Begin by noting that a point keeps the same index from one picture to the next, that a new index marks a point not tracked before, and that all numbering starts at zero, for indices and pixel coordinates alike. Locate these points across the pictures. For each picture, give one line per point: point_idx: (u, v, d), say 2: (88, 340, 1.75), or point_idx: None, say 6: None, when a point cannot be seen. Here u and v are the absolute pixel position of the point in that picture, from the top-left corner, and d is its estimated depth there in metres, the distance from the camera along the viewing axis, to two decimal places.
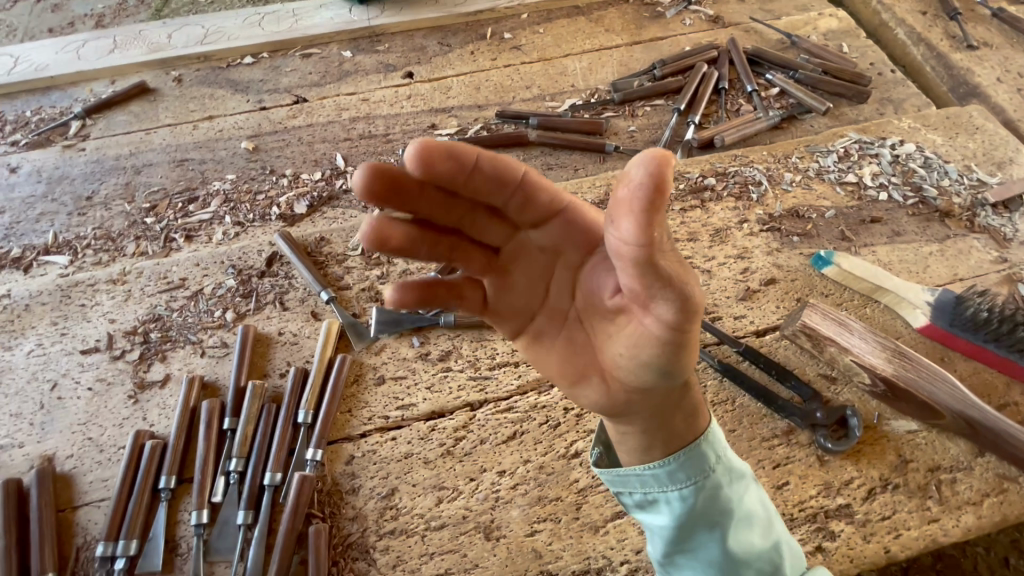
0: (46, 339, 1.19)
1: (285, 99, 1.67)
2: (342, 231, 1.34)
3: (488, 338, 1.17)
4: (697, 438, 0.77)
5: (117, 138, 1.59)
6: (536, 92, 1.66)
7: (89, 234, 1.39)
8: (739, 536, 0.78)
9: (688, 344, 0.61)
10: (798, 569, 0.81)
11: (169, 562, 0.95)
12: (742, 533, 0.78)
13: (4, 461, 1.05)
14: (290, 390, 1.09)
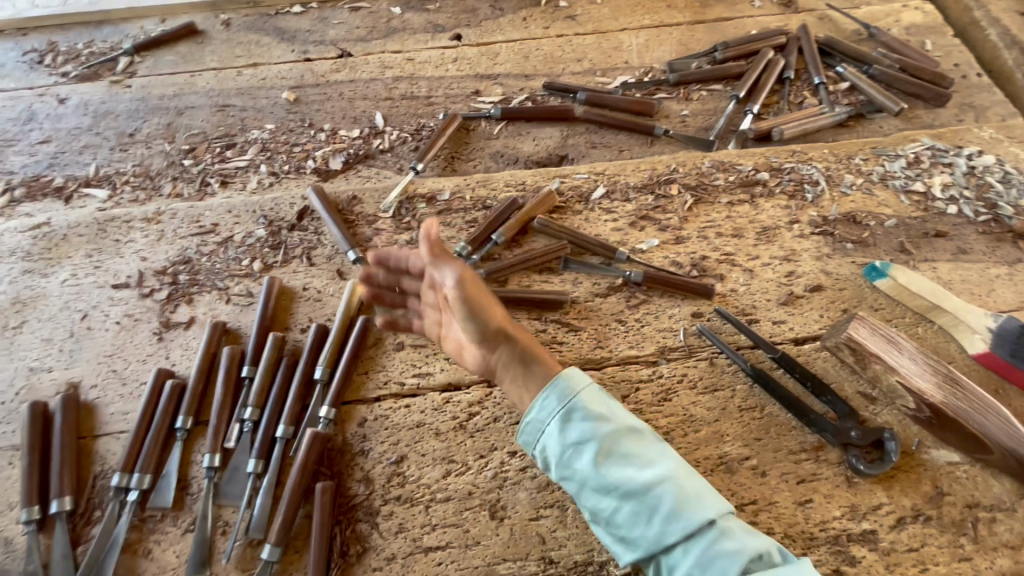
0: (80, 269, 1.21)
1: (330, 52, 1.63)
2: (375, 191, 1.31)
3: (512, 315, 1.14)
4: (550, 378, 0.94)
5: (162, 78, 1.59)
6: (587, 66, 1.58)
7: (129, 171, 1.41)
8: (615, 469, 0.86)
9: (473, 304, 0.92)
10: (701, 508, 0.83)
11: (180, 500, 0.96)
12: (619, 467, 0.86)
13: (33, 383, 1.08)
14: (309, 346, 1.08)
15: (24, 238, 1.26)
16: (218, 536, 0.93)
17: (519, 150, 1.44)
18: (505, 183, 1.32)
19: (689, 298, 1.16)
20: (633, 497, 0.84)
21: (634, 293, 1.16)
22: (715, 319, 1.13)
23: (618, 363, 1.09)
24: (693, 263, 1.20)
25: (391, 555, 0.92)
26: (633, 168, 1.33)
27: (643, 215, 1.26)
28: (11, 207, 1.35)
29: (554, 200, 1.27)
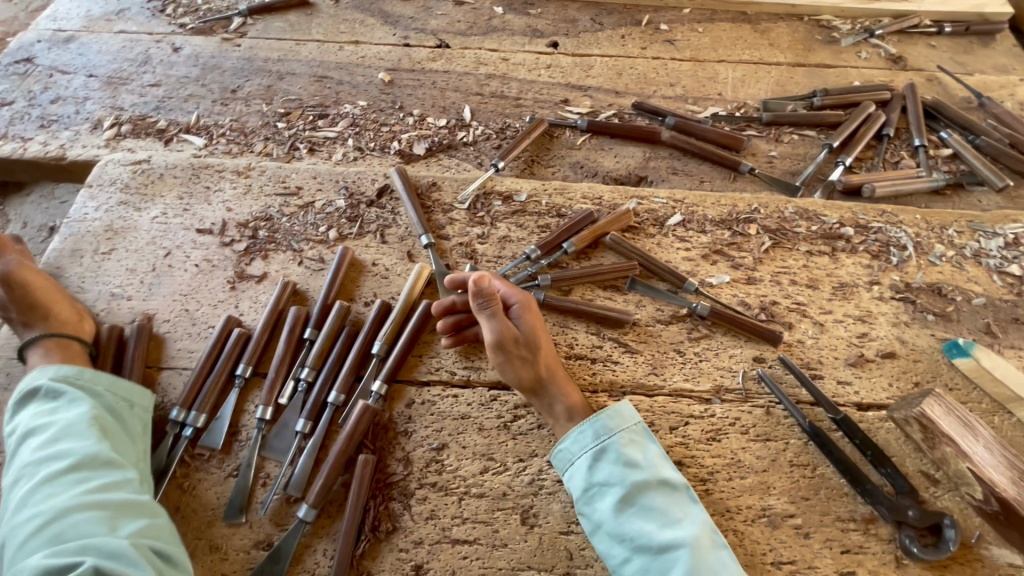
0: (170, 210, 1.27)
1: (429, 41, 1.67)
2: (454, 181, 1.33)
3: (571, 326, 1.14)
4: (588, 419, 0.93)
5: (269, 42, 1.66)
6: (679, 92, 1.57)
7: (227, 125, 1.48)
8: (632, 519, 0.85)
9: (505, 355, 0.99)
10: None
11: (228, 444, 1.00)
12: (636, 518, 0.85)
13: (113, 307, 1.14)
14: (371, 321, 1.10)
15: (125, 171, 1.33)
16: (258, 487, 0.97)
17: (599, 164, 1.43)
18: (582, 195, 1.32)
19: (753, 341, 1.13)
20: (646, 552, 0.82)
21: (697, 325, 1.14)
22: (777, 368, 1.10)
23: (671, 393, 1.07)
24: (761, 306, 1.17)
25: (419, 539, 0.93)
26: (713, 201, 1.31)
27: (717, 249, 1.24)
28: (116, 141, 1.44)
29: (629, 219, 1.26)
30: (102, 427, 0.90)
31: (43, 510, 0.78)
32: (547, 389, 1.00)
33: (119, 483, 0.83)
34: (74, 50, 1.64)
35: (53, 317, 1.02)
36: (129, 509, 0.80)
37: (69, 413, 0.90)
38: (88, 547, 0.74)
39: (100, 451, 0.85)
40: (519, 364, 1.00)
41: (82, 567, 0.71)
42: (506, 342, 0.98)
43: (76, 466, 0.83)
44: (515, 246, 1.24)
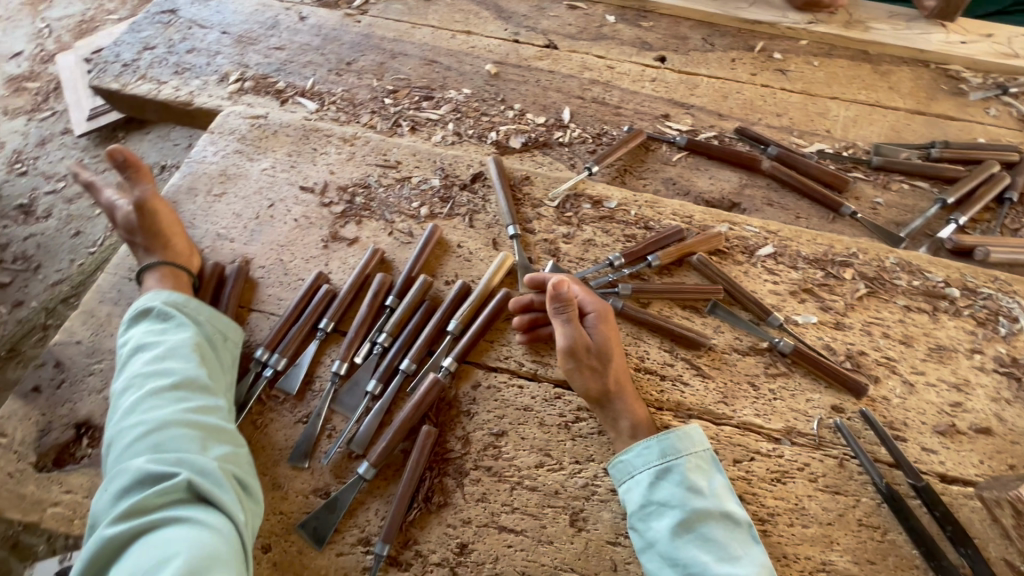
0: (279, 165, 1.35)
1: (539, 40, 1.69)
2: (546, 178, 1.35)
3: (644, 339, 1.12)
4: (655, 436, 0.92)
5: (387, 21, 1.73)
6: (785, 123, 1.53)
7: (339, 94, 1.55)
8: (688, 546, 0.82)
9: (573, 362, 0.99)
10: None
11: (302, 391, 1.05)
12: (692, 546, 0.82)
13: (216, 246, 1.21)
14: (450, 299, 1.13)
15: (243, 123, 1.42)
16: (323, 437, 1.01)
17: (693, 184, 1.41)
18: (673, 211, 1.30)
19: (834, 388, 1.08)
20: None
21: (776, 361, 1.10)
22: (856, 420, 1.05)
23: (739, 425, 1.04)
24: (847, 353, 1.12)
25: (467, 519, 0.94)
26: (809, 238, 1.27)
27: (807, 287, 1.20)
28: (238, 95, 1.54)
29: (719, 242, 1.24)
30: (202, 355, 0.97)
31: (147, 418, 0.86)
32: (613, 403, 0.98)
33: (212, 408, 0.91)
34: (213, 7, 1.77)
35: (174, 247, 1.12)
36: (217, 434, 0.87)
37: (176, 336, 0.98)
38: (183, 460, 0.81)
39: (199, 377, 0.93)
40: (587, 373, 0.99)
41: (179, 477, 0.78)
42: (576, 349, 0.98)
43: (179, 385, 0.91)
44: (598, 251, 1.23)
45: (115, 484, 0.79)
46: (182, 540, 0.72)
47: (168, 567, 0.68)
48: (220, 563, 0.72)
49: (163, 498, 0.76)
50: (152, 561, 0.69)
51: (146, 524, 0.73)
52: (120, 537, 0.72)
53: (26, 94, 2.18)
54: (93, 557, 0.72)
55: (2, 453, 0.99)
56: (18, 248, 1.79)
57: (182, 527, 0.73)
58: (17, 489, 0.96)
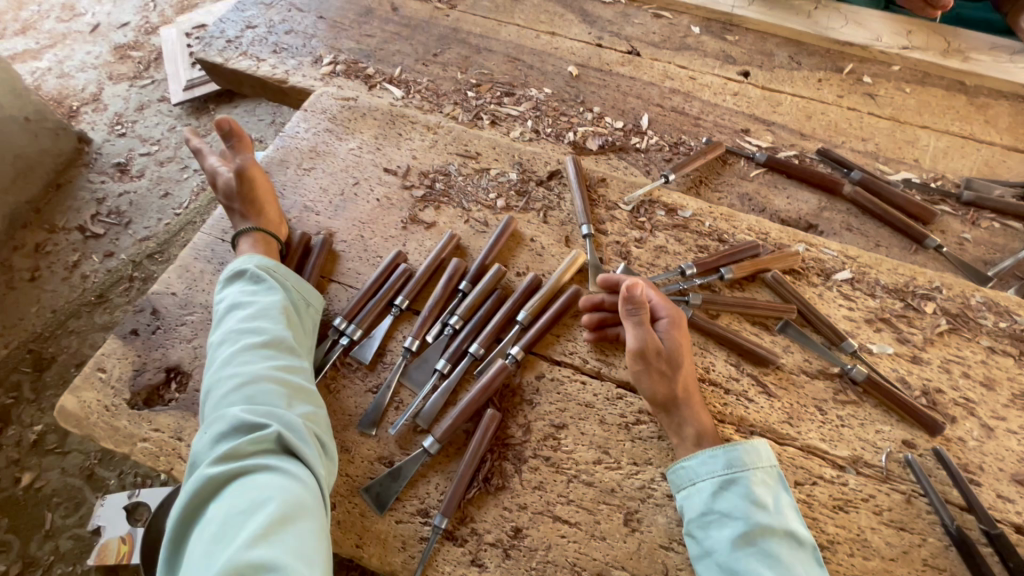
0: (365, 146, 1.41)
1: (621, 46, 1.70)
2: (622, 182, 1.36)
3: (711, 350, 1.12)
4: (722, 446, 0.92)
5: (474, 17, 1.77)
6: (870, 148, 1.49)
7: (424, 83, 1.60)
8: (748, 559, 0.82)
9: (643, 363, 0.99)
10: None
11: (374, 362, 1.10)
12: (753, 560, 0.82)
13: (303, 217, 1.28)
14: (521, 290, 1.15)
15: (334, 104, 1.48)
16: (391, 409, 1.05)
17: (769, 202, 1.40)
18: (748, 226, 1.29)
19: (906, 422, 1.05)
20: None
21: (846, 388, 1.08)
22: (928, 458, 1.01)
23: (803, 448, 1.02)
24: (923, 389, 1.08)
25: (523, 505, 0.96)
26: (890, 267, 1.23)
27: (884, 317, 1.17)
28: (330, 77, 1.61)
29: (795, 262, 1.22)
30: (289, 318, 1.03)
31: (242, 371, 0.91)
32: (680, 409, 0.98)
33: (297, 369, 0.96)
34: None
35: (267, 214, 1.19)
36: (302, 395, 0.93)
37: (267, 297, 1.03)
38: (274, 414, 0.87)
39: (287, 339, 0.99)
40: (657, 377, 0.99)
41: (271, 430, 0.83)
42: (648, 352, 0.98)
43: (269, 344, 0.96)
44: (670, 259, 1.24)
45: (211, 428, 0.85)
46: (273, 488, 0.77)
47: (262, 510, 0.74)
48: (305, 513, 0.77)
49: (257, 447, 0.82)
50: (247, 503, 0.75)
51: (241, 469, 0.79)
52: (218, 477, 0.78)
53: (130, 62, 2.41)
54: (192, 492, 0.77)
55: (101, 387, 1.07)
56: (113, 203, 2.06)
57: (273, 475, 0.79)
58: (111, 422, 1.03)
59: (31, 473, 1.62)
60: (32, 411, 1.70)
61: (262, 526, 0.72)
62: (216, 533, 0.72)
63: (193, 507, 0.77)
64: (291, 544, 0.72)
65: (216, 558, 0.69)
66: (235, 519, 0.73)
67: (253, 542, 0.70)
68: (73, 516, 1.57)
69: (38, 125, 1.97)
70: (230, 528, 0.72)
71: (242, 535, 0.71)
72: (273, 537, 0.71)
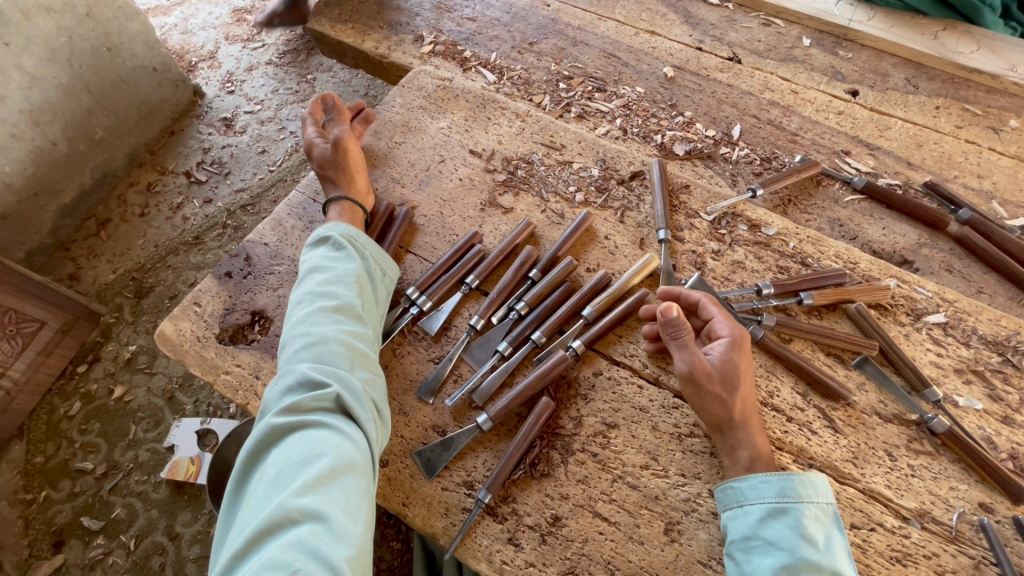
0: (455, 126, 1.45)
1: (723, 51, 1.65)
2: (706, 191, 1.32)
3: (778, 374, 1.08)
4: (778, 474, 0.90)
5: (575, 9, 1.76)
6: (986, 187, 1.37)
7: (518, 71, 1.62)
8: None
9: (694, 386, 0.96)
10: None
11: (438, 334, 1.15)
12: None
13: (389, 188, 1.34)
14: (590, 286, 1.15)
15: (430, 83, 1.53)
16: (449, 380, 1.10)
17: (862, 230, 1.32)
18: (836, 253, 1.23)
19: (986, 484, 0.98)
20: None
21: (922, 437, 1.02)
22: (1006, 526, 0.94)
23: (863, 491, 0.97)
24: (1011, 453, 1.00)
25: (565, 495, 0.97)
26: (991, 317, 1.14)
27: (976, 368, 1.08)
28: (428, 57, 1.66)
29: (884, 297, 1.15)
30: (362, 286, 1.07)
31: (313, 330, 0.97)
32: (737, 432, 0.95)
33: (362, 336, 1.01)
34: None
35: (359, 184, 1.25)
36: (363, 360, 0.98)
37: (345, 266, 1.08)
38: (337, 375, 0.91)
39: (355, 305, 1.03)
40: (713, 399, 0.96)
41: (332, 389, 0.88)
42: (701, 378, 0.95)
43: (341, 308, 1.01)
44: (746, 276, 1.20)
45: (282, 380, 0.92)
46: (328, 443, 0.82)
47: (316, 463, 0.78)
48: (354, 471, 0.81)
49: (318, 405, 0.87)
50: (303, 453, 0.80)
51: (302, 422, 0.84)
52: (281, 427, 0.84)
53: (246, 25, 2.60)
54: (260, 436, 0.84)
55: (196, 319, 1.17)
56: (216, 154, 2.24)
57: (328, 432, 0.84)
58: (201, 351, 1.13)
59: (122, 387, 1.80)
60: (129, 331, 1.90)
61: (314, 477, 0.77)
62: (274, 476, 0.78)
63: (258, 451, 0.84)
64: (338, 498, 0.77)
65: (270, 501, 0.75)
66: (291, 467, 0.78)
67: (305, 491, 0.75)
68: (153, 432, 1.74)
69: (163, 76, 2.15)
70: (286, 474, 0.78)
71: (295, 483, 0.76)
72: (322, 489, 0.76)
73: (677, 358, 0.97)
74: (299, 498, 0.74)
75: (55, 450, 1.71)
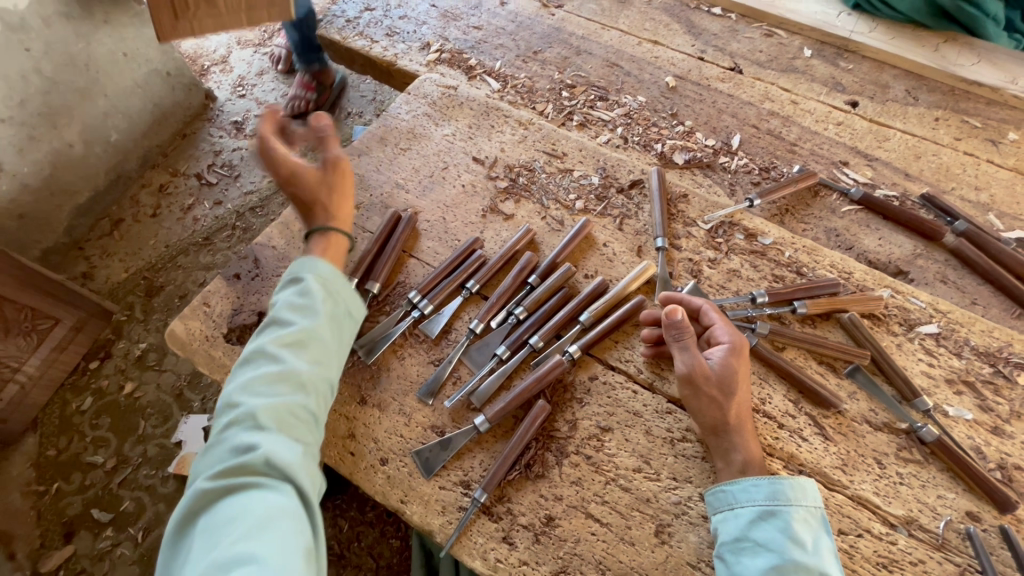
0: (459, 133, 1.48)
1: (724, 62, 1.67)
2: (704, 201, 1.34)
3: (771, 382, 1.10)
4: (768, 477, 0.92)
5: (579, 19, 1.79)
6: (983, 199, 1.39)
7: (522, 79, 1.65)
8: None
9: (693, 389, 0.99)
10: None
11: (439, 337, 1.18)
12: None
13: (394, 193, 1.37)
14: (588, 292, 1.18)
15: (436, 90, 1.56)
16: (449, 382, 1.13)
17: (858, 241, 1.34)
18: (831, 263, 1.25)
19: (974, 493, 0.99)
20: None
21: (912, 446, 1.03)
22: (992, 535, 0.96)
23: (852, 498, 0.99)
24: (1000, 463, 1.01)
25: (558, 496, 1.00)
26: (984, 329, 1.15)
27: (967, 379, 1.10)
28: (434, 64, 1.70)
29: (877, 307, 1.17)
30: (295, 330, 0.96)
31: (246, 388, 0.88)
32: (728, 436, 0.97)
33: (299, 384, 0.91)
34: None
35: (325, 179, 1.13)
36: (306, 413, 0.90)
37: (281, 309, 0.98)
38: (269, 433, 0.83)
39: (289, 351, 0.93)
40: (709, 403, 0.98)
41: (262, 446, 0.80)
42: (698, 380, 0.98)
43: (276, 357, 0.91)
44: (741, 284, 1.22)
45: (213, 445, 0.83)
46: (259, 501, 0.75)
47: (247, 523, 0.73)
48: (290, 520, 0.75)
49: (257, 463, 0.79)
50: (235, 515, 0.74)
51: (232, 484, 0.77)
52: (211, 493, 0.76)
53: (257, 30, 2.65)
54: (189, 507, 0.76)
55: (205, 319, 1.21)
56: (227, 156, 2.29)
57: (260, 490, 0.77)
58: (209, 350, 1.17)
59: (133, 383, 1.85)
60: (140, 329, 1.95)
61: (246, 535, 0.71)
62: (207, 544, 0.72)
63: (189, 523, 0.76)
64: (274, 550, 0.71)
65: (199, 562, 0.70)
66: (223, 531, 0.72)
67: (241, 542, 0.71)
68: (161, 427, 1.78)
69: (176, 80, 2.20)
70: (220, 538, 0.72)
71: (228, 543, 0.71)
72: (256, 543, 0.71)
73: (677, 361, 1.01)
74: (235, 547, 0.70)
75: (67, 443, 1.76)
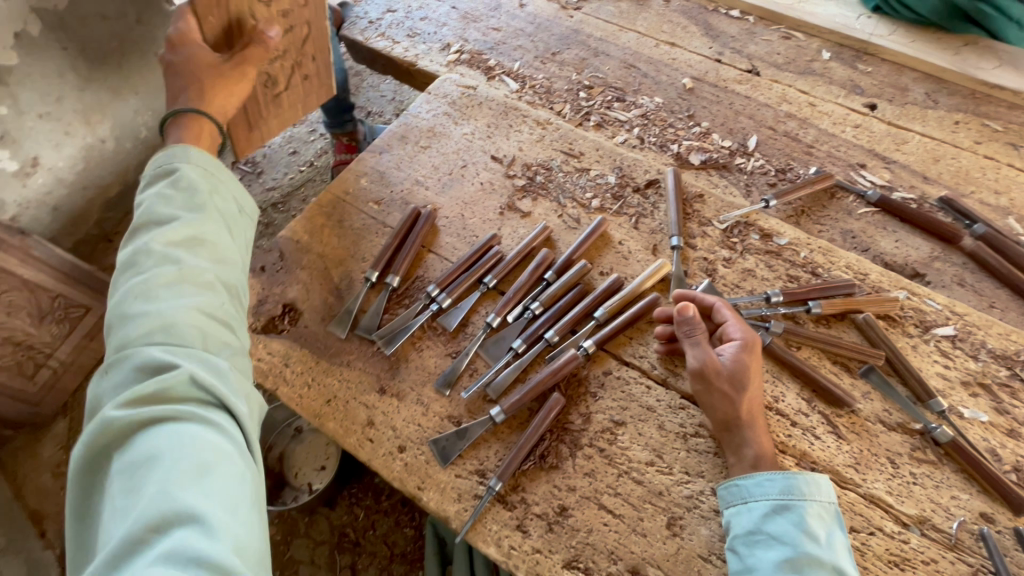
0: (478, 132, 1.51)
1: (742, 63, 1.68)
2: (720, 201, 1.36)
3: (784, 380, 1.11)
4: (783, 472, 0.93)
5: (597, 21, 1.81)
6: (1003, 203, 1.38)
7: (540, 79, 1.68)
8: None
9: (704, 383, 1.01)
10: None
11: (456, 330, 1.20)
12: None
13: (414, 190, 1.41)
14: (603, 289, 1.20)
15: (456, 90, 1.59)
16: (465, 374, 1.15)
17: (875, 242, 1.34)
18: (847, 264, 1.25)
19: (988, 495, 0.99)
20: None
21: (926, 447, 1.04)
22: (1006, 536, 0.96)
23: (864, 496, 0.99)
24: (1015, 465, 1.01)
25: (572, 487, 1.02)
26: (1001, 332, 1.15)
27: (983, 382, 1.10)
28: (454, 65, 1.73)
29: (892, 308, 1.17)
30: (206, 236, 0.95)
31: (149, 310, 0.84)
32: (741, 431, 0.99)
33: (212, 305, 0.90)
34: None
35: (218, 68, 1.09)
36: (219, 333, 0.89)
37: (183, 207, 0.95)
38: (184, 357, 0.81)
39: (200, 265, 0.91)
40: (720, 397, 1.00)
41: (183, 371, 0.79)
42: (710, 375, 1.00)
43: (184, 274, 0.89)
44: (756, 283, 1.23)
45: (117, 372, 0.80)
46: (188, 433, 0.75)
47: (177, 454, 0.73)
48: (226, 454, 0.77)
49: (178, 387, 0.78)
50: (157, 446, 0.73)
51: (152, 414, 0.75)
52: (124, 423, 0.74)
53: None
54: (99, 435, 0.74)
55: None
56: None
57: (188, 420, 0.77)
58: None
59: None
60: None
61: (183, 468, 0.72)
62: (130, 477, 0.71)
63: (101, 451, 0.75)
64: (216, 482, 0.73)
65: (126, 499, 0.70)
66: (148, 463, 0.72)
67: (185, 483, 0.70)
68: None
69: None
70: (142, 468, 0.71)
71: (157, 475, 0.71)
72: (196, 479, 0.71)
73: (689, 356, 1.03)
74: (177, 491, 0.69)
75: None
